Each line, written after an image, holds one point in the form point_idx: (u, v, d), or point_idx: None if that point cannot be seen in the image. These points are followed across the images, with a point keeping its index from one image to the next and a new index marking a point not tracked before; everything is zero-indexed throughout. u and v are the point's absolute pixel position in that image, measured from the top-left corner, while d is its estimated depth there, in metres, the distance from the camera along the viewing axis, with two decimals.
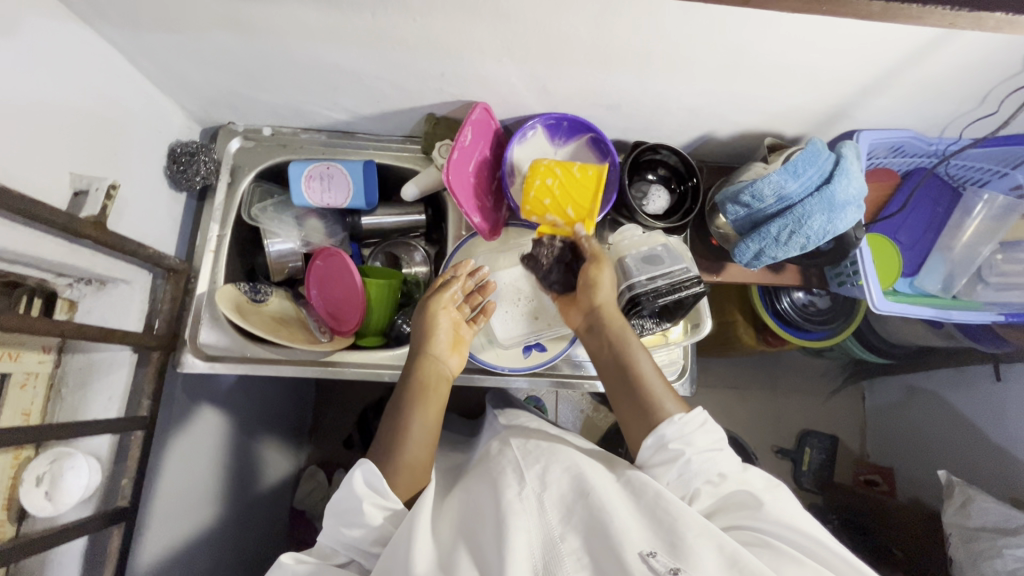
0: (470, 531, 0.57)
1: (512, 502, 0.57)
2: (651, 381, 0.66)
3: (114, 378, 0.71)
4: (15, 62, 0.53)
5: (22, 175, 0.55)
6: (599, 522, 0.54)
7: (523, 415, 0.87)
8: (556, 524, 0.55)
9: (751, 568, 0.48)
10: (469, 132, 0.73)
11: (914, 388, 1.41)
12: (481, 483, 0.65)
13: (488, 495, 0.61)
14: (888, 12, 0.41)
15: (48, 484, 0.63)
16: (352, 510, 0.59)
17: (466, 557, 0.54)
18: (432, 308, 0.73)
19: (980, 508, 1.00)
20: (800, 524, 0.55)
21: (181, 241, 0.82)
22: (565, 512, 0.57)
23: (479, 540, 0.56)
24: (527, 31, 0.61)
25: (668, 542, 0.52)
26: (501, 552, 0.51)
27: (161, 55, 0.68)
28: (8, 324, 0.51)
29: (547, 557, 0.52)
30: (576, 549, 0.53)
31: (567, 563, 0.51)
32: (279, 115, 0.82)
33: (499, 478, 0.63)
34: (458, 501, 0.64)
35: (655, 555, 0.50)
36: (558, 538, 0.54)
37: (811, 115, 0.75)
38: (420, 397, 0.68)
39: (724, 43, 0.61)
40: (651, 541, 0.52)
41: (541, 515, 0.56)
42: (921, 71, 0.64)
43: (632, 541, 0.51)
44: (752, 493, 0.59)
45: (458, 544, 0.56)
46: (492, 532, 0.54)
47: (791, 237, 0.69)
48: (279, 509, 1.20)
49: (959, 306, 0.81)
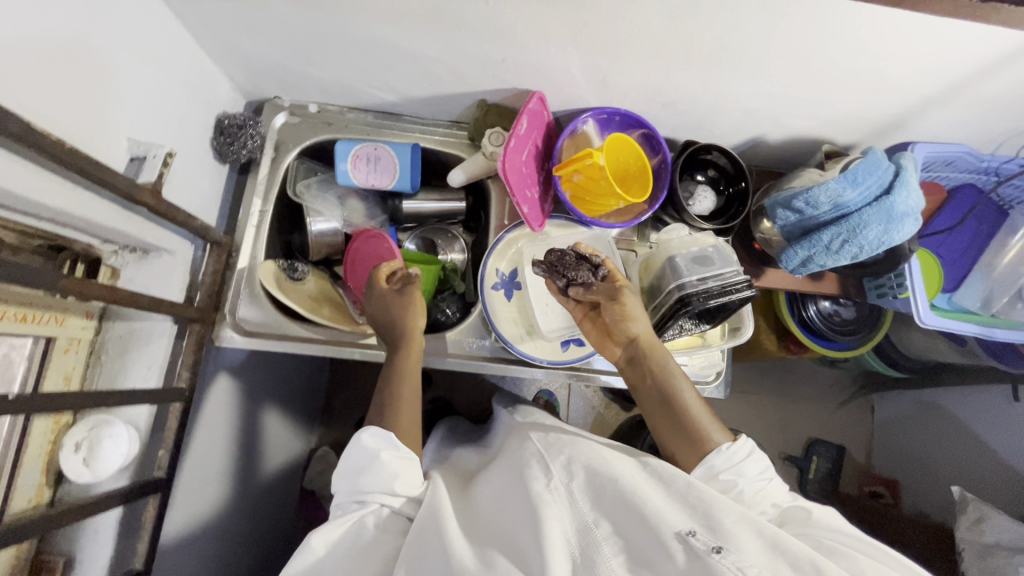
0: (501, 522, 0.58)
1: (542, 494, 0.57)
2: (690, 415, 0.65)
3: (153, 349, 0.70)
4: (83, 22, 0.52)
5: (82, 135, 0.54)
6: (631, 505, 0.53)
7: (537, 413, 0.88)
8: (588, 511, 0.55)
9: (794, 551, 0.48)
10: (525, 120, 0.72)
11: (923, 402, 1.41)
12: (506, 478, 0.64)
13: (516, 485, 0.60)
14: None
15: (86, 452, 0.63)
16: (371, 465, 0.60)
17: (501, 554, 0.52)
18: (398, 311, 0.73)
19: (994, 525, 1.00)
20: (852, 530, 0.56)
21: (221, 213, 0.82)
22: (596, 498, 0.56)
23: (510, 534, 0.55)
24: (598, 21, 0.60)
25: (706, 524, 0.51)
26: (539, 541, 0.51)
27: (220, 23, 0.66)
28: (69, 288, 0.50)
29: (582, 543, 0.52)
30: (610, 534, 0.52)
31: (604, 548, 0.51)
32: (327, 92, 0.81)
33: (524, 468, 0.62)
34: (487, 490, 0.65)
35: (694, 535, 0.50)
36: (592, 524, 0.53)
37: (867, 123, 0.75)
38: (407, 346, 0.72)
39: (797, 44, 0.60)
40: (687, 522, 0.52)
41: (572, 504, 0.56)
42: (990, 85, 0.63)
43: (668, 522, 0.51)
44: (803, 508, 0.59)
45: (487, 544, 0.55)
46: (526, 523, 0.54)
47: (844, 245, 0.69)
48: (290, 487, 1.19)
49: (1000, 325, 0.82)
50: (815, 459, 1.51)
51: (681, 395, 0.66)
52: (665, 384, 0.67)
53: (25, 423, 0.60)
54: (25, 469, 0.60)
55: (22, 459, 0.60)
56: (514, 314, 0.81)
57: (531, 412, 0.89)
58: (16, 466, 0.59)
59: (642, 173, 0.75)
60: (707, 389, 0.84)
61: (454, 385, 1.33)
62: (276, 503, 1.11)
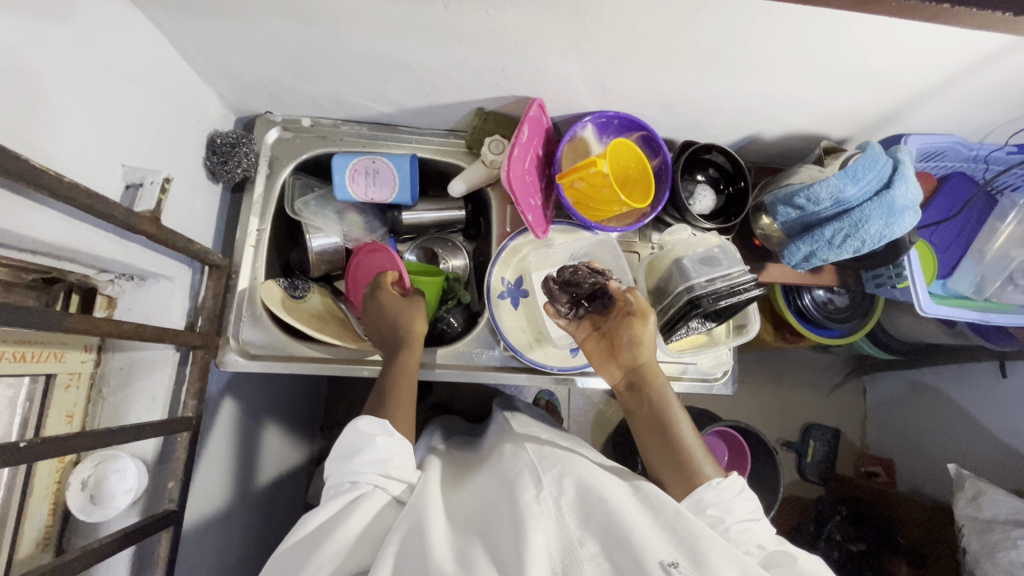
0: (482, 528, 0.57)
1: (530, 505, 0.56)
2: (686, 446, 0.65)
3: (157, 378, 0.68)
4: (71, 50, 0.50)
5: (75, 166, 0.52)
6: (617, 528, 0.53)
7: (534, 424, 0.86)
8: (574, 528, 0.55)
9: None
10: (526, 128, 0.72)
11: (915, 382, 1.44)
12: (495, 488, 0.63)
13: (505, 494, 0.60)
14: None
15: (93, 489, 0.61)
16: (363, 448, 0.61)
17: (483, 556, 0.52)
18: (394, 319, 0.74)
19: (991, 500, 1.03)
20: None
21: (217, 234, 0.80)
22: (583, 515, 0.56)
23: (494, 538, 0.55)
24: (600, 28, 0.60)
25: (690, 556, 0.51)
26: (518, 551, 0.50)
27: (210, 42, 0.65)
28: (73, 325, 0.49)
29: (564, 560, 0.52)
30: (595, 554, 0.52)
31: (586, 568, 0.51)
32: (320, 106, 0.80)
33: (515, 479, 0.62)
34: (471, 497, 0.64)
35: (676, 567, 0.50)
36: (577, 542, 0.53)
37: (862, 118, 0.76)
38: (407, 349, 0.72)
39: (799, 44, 0.60)
40: (672, 551, 0.52)
41: (559, 518, 0.56)
42: (982, 78, 0.65)
43: (652, 550, 0.51)
44: (788, 553, 0.56)
45: (471, 543, 0.54)
46: (510, 530, 0.53)
47: (846, 240, 0.70)
48: (295, 505, 1.17)
49: (996, 309, 0.84)
50: (812, 443, 1.53)
51: (678, 424, 0.67)
52: (663, 408, 0.68)
53: (27, 465, 0.57)
54: (30, 512, 0.58)
55: (27, 502, 0.58)
56: (522, 322, 0.82)
57: (529, 423, 0.87)
58: (20, 510, 0.57)
59: (642, 177, 0.75)
60: (715, 386, 0.85)
61: (455, 392, 1.32)
62: (283, 523, 1.10)
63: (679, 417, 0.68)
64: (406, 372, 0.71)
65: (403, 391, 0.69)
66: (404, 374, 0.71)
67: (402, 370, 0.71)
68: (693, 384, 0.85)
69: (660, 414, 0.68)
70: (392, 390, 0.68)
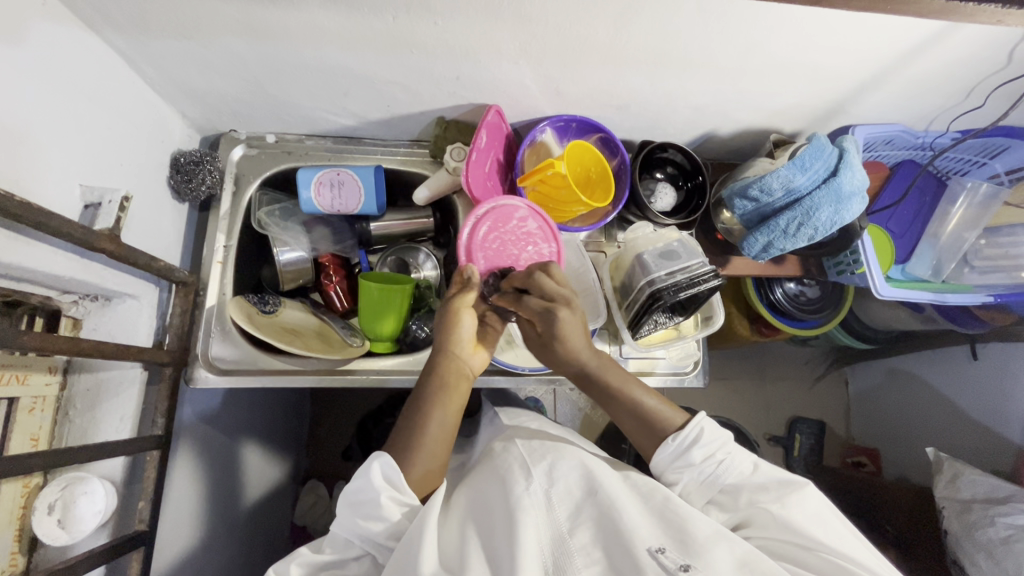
0: (476, 525, 0.57)
1: (521, 499, 0.56)
2: (643, 410, 0.66)
3: (124, 398, 0.68)
4: (21, 69, 0.51)
5: (30, 185, 0.53)
6: (610, 519, 0.53)
7: (523, 414, 0.86)
8: (565, 520, 0.55)
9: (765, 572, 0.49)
10: (484, 134, 0.75)
11: (892, 368, 1.46)
12: (488, 481, 0.63)
13: (497, 492, 0.60)
14: (945, 8, 0.41)
15: (61, 513, 0.59)
16: (368, 502, 0.56)
17: (477, 554, 0.52)
18: (452, 319, 0.67)
19: (969, 480, 1.04)
20: (808, 530, 0.55)
21: (183, 252, 0.80)
22: (573, 509, 0.56)
23: (489, 532, 0.55)
24: (546, 34, 0.62)
25: (678, 540, 0.52)
26: (509, 549, 0.50)
27: (167, 61, 0.66)
28: (29, 343, 0.48)
29: (556, 553, 0.51)
30: (586, 545, 0.52)
31: (577, 559, 0.51)
32: (284, 122, 0.81)
33: (506, 476, 0.62)
34: (466, 496, 0.63)
35: (664, 552, 0.50)
36: (567, 534, 0.53)
37: (810, 111, 0.79)
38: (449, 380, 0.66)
39: (736, 42, 0.63)
40: (660, 538, 0.52)
41: (551, 511, 0.56)
42: (915, 68, 0.68)
43: (641, 537, 0.51)
44: (762, 508, 0.58)
45: (466, 538, 0.55)
46: (502, 528, 0.53)
47: (800, 228, 0.72)
48: (280, 528, 1.14)
49: (952, 289, 0.87)
50: (798, 437, 1.53)
51: (635, 397, 0.67)
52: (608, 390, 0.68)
53: None
54: None
55: None
56: None
57: (518, 412, 0.88)
58: None
59: (603, 179, 0.77)
60: (686, 379, 0.86)
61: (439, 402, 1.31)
62: (268, 546, 1.07)
63: (626, 389, 0.67)
64: (441, 406, 0.64)
65: (434, 432, 0.63)
66: (440, 404, 0.64)
67: (434, 402, 0.64)
68: (667, 378, 0.85)
69: (612, 396, 0.68)
70: (420, 433, 0.62)
